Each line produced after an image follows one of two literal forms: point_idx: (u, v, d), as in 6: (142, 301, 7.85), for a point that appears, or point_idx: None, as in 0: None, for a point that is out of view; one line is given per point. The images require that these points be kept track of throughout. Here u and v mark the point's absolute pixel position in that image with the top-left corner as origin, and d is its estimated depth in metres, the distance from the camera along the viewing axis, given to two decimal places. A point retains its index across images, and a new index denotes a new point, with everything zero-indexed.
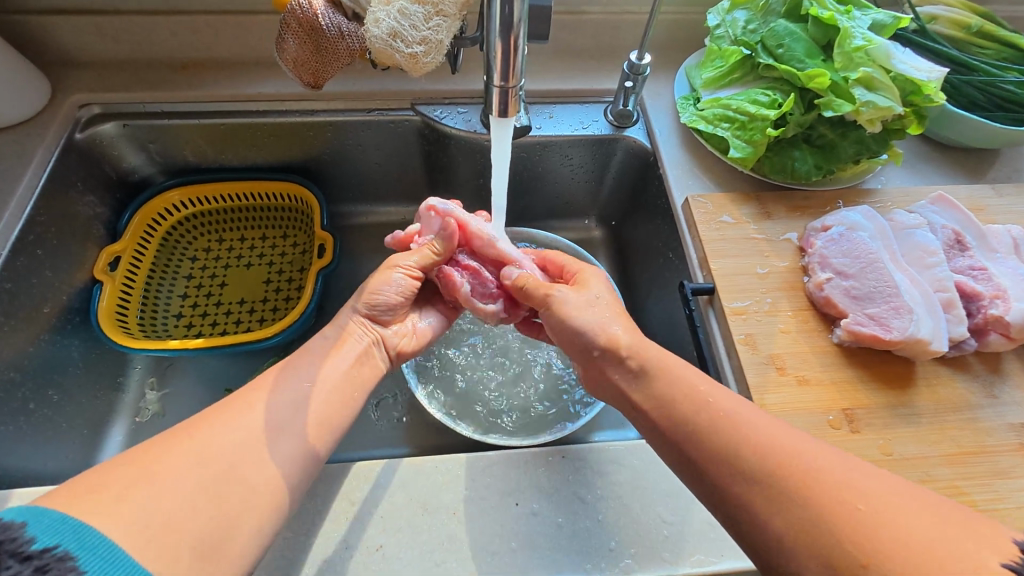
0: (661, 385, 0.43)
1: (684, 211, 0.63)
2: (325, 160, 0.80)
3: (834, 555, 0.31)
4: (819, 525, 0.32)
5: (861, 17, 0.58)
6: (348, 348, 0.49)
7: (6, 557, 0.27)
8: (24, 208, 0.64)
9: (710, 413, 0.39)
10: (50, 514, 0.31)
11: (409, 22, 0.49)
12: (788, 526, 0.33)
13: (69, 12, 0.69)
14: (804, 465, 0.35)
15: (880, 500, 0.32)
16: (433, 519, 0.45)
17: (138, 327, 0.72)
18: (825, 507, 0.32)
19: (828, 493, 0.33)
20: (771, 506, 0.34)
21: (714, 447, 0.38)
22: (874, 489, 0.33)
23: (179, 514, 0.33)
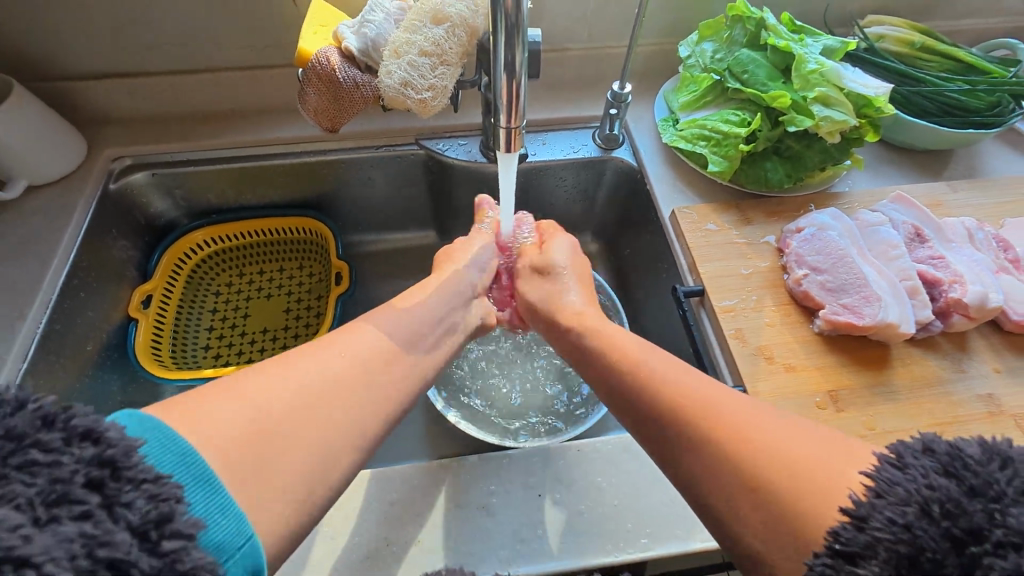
0: (605, 354, 0.50)
1: (672, 222, 0.70)
2: (336, 194, 0.86)
3: (730, 485, 0.37)
4: (723, 460, 0.37)
5: (814, 44, 0.65)
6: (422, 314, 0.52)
7: (126, 482, 0.28)
8: (68, 255, 0.70)
9: (642, 373, 0.45)
10: (162, 430, 0.32)
11: (418, 73, 0.56)
12: (700, 464, 0.39)
13: (101, 76, 0.76)
14: (714, 407, 0.40)
15: (775, 434, 0.37)
16: (467, 513, 0.50)
17: (170, 359, 0.77)
18: (725, 445, 0.38)
19: (730, 431, 0.38)
20: (686, 450, 0.40)
21: (642, 403, 0.44)
22: (778, 433, 0.37)
23: (270, 442, 0.36)
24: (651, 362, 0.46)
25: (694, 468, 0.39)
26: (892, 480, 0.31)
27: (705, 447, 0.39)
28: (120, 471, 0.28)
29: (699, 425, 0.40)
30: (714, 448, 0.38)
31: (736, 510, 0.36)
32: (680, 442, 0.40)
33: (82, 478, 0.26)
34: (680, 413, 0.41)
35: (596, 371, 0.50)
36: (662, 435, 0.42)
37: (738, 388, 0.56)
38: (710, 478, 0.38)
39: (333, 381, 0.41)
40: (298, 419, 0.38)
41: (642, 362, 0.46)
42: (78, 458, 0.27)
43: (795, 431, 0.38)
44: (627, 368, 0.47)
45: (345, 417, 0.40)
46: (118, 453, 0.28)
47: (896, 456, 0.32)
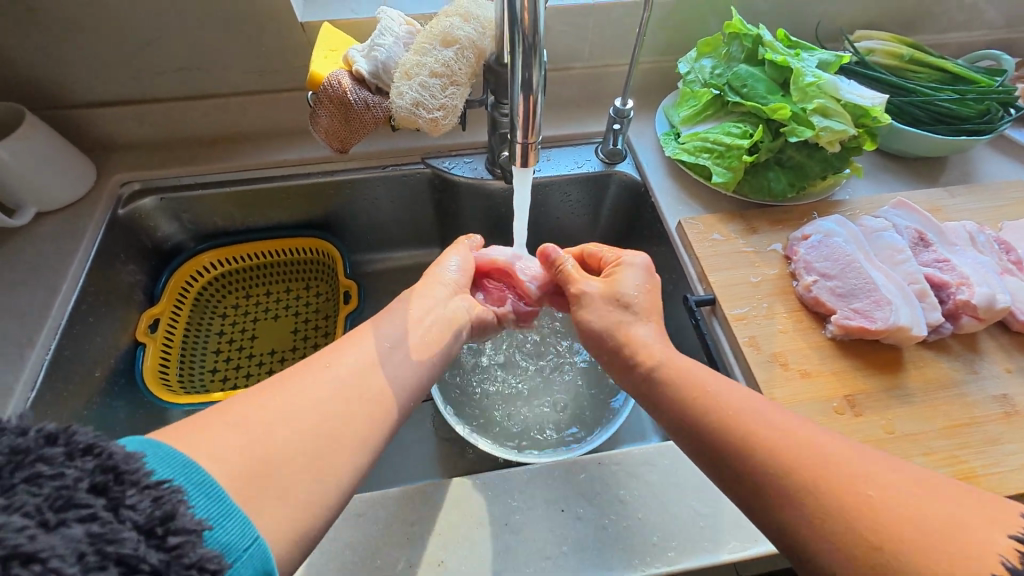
0: (682, 391, 0.46)
1: (679, 233, 0.71)
2: (343, 213, 0.87)
3: (846, 544, 0.33)
4: (835, 516, 0.33)
5: (810, 58, 0.67)
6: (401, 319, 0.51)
7: (129, 485, 0.27)
8: (77, 280, 0.70)
9: (725, 412, 0.42)
10: (164, 448, 0.32)
11: (429, 93, 0.58)
12: (804, 518, 0.35)
13: (111, 103, 0.77)
14: (815, 454, 0.36)
15: (900, 490, 0.33)
16: (490, 531, 0.49)
17: (177, 383, 0.76)
18: (840, 501, 0.34)
19: (843, 483, 0.34)
20: (786, 503, 0.36)
21: (727, 448, 0.40)
22: (901, 490, 0.33)
23: (275, 462, 0.35)
24: (749, 406, 0.42)
25: (796, 521, 0.35)
26: None
27: (815, 505, 0.35)
28: (121, 476, 0.27)
29: (809, 477, 0.36)
30: (821, 500, 0.34)
31: (850, 570, 0.32)
32: (779, 493, 0.36)
33: (87, 484, 0.26)
34: (777, 460, 0.37)
35: (668, 407, 0.47)
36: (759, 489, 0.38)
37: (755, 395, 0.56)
38: (816, 534, 0.34)
39: (339, 396, 0.41)
40: (303, 437, 0.37)
41: (736, 406, 0.42)
42: (80, 468, 0.26)
43: (922, 485, 0.34)
44: (723, 412, 0.42)
45: (351, 430, 0.40)
46: (120, 460, 0.27)
47: None
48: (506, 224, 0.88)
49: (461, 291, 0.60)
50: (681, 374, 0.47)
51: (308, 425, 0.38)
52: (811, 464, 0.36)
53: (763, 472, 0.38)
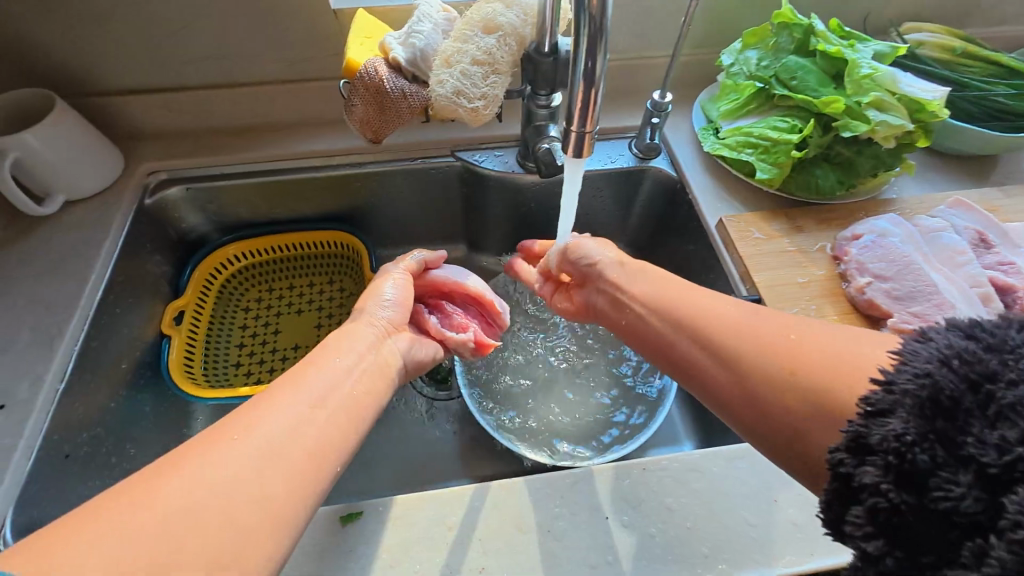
0: (633, 289, 0.52)
1: (719, 231, 0.68)
2: (370, 206, 0.85)
3: (767, 374, 0.38)
4: (758, 356, 0.39)
5: (865, 49, 0.65)
6: (358, 345, 0.50)
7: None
8: (105, 270, 0.68)
9: (665, 299, 0.48)
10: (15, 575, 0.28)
11: (470, 81, 0.56)
12: (734, 366, 0.40)
13: (139, 91, 0.76)
14: (738, 315, 0.42)
15: (802, 329, 0.39)
16: (531, 538, 0.47)
17: (201, 377, 0.75)
18: (760, 346, 0.39)
19: (761, 334, 0.40)
20: (717, 357, 0.41)
21: (665, 325, 0.47)
22: (805, 327, 0.39)
23: (194, 546, 0.31)
24: (684, 292, 0.48)
25: (728, 372, 0.40)
26: (917, 349, 0.31)
27: (740, 353, 0.40)
28: None
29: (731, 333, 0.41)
30: (745, 347, 0.40)
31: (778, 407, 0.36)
32: (711, 352, 0.42)
33: None
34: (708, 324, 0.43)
35: (620, 304, 0.53)
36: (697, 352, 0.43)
37: None
38: (745, 378, 0.39)
39: (255, 454, 0.36)
40: (219, 518, 0.33)
41: (674, 296, 0.48)
42: None
43: (824, 326, 0.39)
44: (659, 296, 0.49)
45: (288, 482, 0.36)
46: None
47: (920, 332, 0.32)
48: (534, 221, 0.85)
49: (392, 331, 0.55)
50: (635, 277, 0.54)
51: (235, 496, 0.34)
52: (734, 322, 0.42)
53: (696, 337, 0.43)
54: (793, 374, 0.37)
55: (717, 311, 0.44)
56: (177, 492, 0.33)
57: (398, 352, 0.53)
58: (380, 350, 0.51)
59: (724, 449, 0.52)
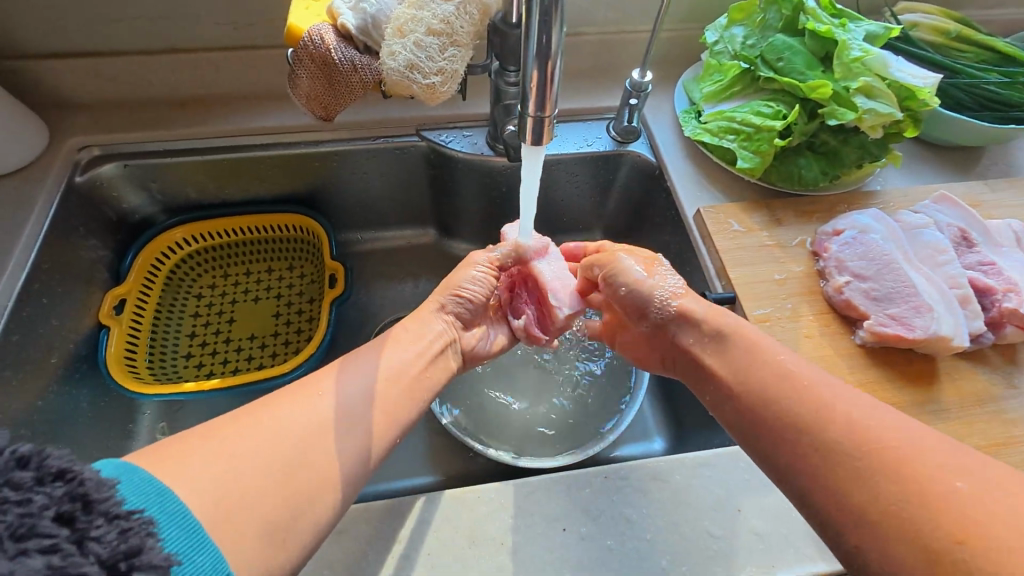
0: (751, 357, 0.43)
1: (696, 222, 0.65)
2: (330, 188, 0.79)
3: (927, 534, 0.30)
4: (916, 504, 0.31)
5: (856, 29, 0.60)
6: (420, 333, 0.49)
7: (98, 516, 0.26)
8: (28, 256, 0.62)
9: (793, 383, 0.39)
10: (141, 473, 0.31)
11: (426, 54, 0.50)
12: (878, 502, 0.32)
13: (63, 54, 0.68)
14: (899, 440, 0.34)
15: (989, 488, 0.30)
16: (484, 551, 0.45)
17: (146, 371, 0.70)
18: (923, 490, 0.31)
19: (932, 478, 0.31)
20: (858, 483, 0.33)
21: (789, 413, 0.38)
22: (993, 484, 0.31)
23: (259, 493, 0.33)
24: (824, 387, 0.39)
25: (864, 504, 0.32)
26: None
27: (883, 481, 0.32)
28: (91, 505, 0.27)
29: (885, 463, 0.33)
30: (904, 488, 0.31)
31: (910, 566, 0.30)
32: (850, 472, 0.33)
33: (54, 513, 0.25)
34: (857, 439, 0.34)
35: (730, 371, 0.44)
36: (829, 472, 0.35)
37: None
38: (883, 523, 0.31)
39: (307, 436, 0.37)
40: (277, 476, 0.34)
41: (811, 383, 0.39)
42: (49, 494, 0.26)
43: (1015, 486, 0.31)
44: (786, 385, 0.40)
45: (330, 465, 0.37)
46: (90, 488, 0.27)
47: None
48: (506, 206, 0.81)
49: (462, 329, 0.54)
50: (753, 342, 0.45)
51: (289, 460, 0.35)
52: (902, 449, 0.33)
53: (836, 448, 0.35)
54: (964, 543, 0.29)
55: (872, 425, 0.35)
56: (248, 442, 0.35)
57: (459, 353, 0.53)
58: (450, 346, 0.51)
59: (689, 456, 0.50)
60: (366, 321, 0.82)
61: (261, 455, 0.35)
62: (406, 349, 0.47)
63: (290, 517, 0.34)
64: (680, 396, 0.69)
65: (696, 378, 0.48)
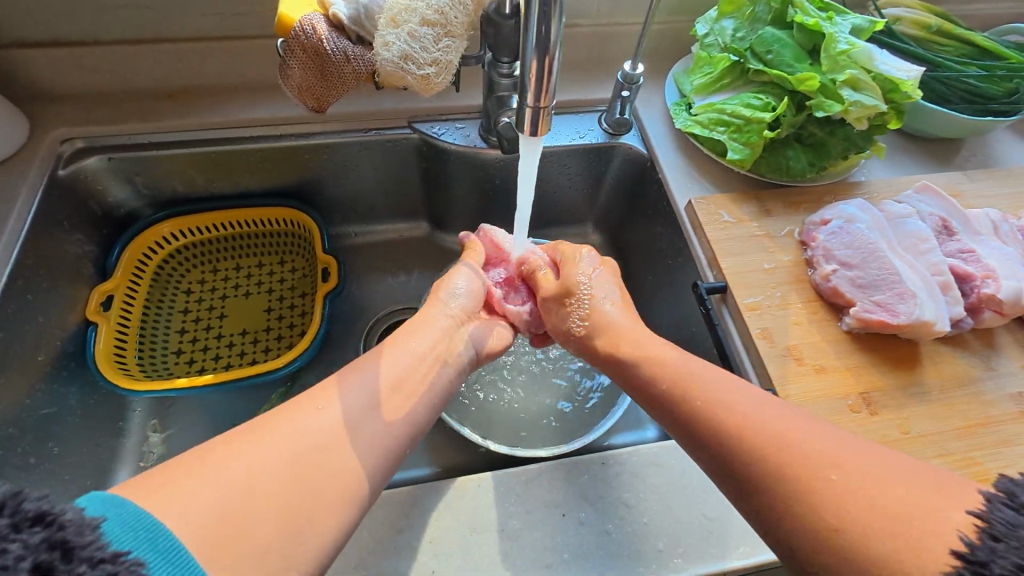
0: (646, 366, 0.46)
1: (688, 213, 0.66)
2: (321, 182, 0.78)
3: (810, 523, 0.32)
4: (794, 496, 0.33)
5: (842, 23, 0.61)
6: (429, 334, 0.49)
7: (81, 562, 0.24)
8: (11, 252, 0.61)
9: (686, 392, 0.42)
10: (128, 506, 0.28)
11: (420, 44, 0.50)
12: (768, 500, 0.34)
13: (43, 43, 0.66)
14: (777, 433, 0.36)
15: (855, 469, 0.33)
16: (485, 538, 0.45)
17: (136, 367, 0.69)
18: (797, 482, 0.33)
19: (803, 466, 0.34)
20: (748, 485, 0.35)
21: (684, 423, 0.41)
22: (857, 462, 0.33)
23: (253, 516, 0.31)
24: (719, 392, 0.40)
25: (761, 503, 0.35)
26: (1010, 521, 0.27)
27: (778, 481, 0.34)
28: (71, 552, 0.24)
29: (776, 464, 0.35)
30: (781, 482, 0.34)
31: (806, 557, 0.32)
32: (744, 475, 0.36)
33: (31, 563, 0.23)
34: (739, 442, 0.37)
35: (631, 381, 0.47)
36: (733, 481, 0.37)
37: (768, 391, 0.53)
38: (778, 521, 0.34)
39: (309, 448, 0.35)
40: (273, 497, 0.32)
41: (698, 388, 0.41)
42: (25, 542, 0.23)
43: (878, 461, 0.33)
44: (684, 395, 0.42)
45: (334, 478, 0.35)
46: (70, 533, 0.25)
47: (1009, 494, 0.28)
48: (500, 199, 0.81)
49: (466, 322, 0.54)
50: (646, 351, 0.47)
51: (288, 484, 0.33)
52: (780, 444, 0.35)
53: (724, 452, 0.37)
54: (849, 532, 0.30)
55: (763, 425, 0.37)
56: (246, 467, 0.33)
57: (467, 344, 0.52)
58: (450, 342, 0.50)
59: None
60: (359, 315, 0.82)
61: (259, 480, 0.33)
62: (413, 351, 0.47)
63: (290, 544, 0.32)
64: None
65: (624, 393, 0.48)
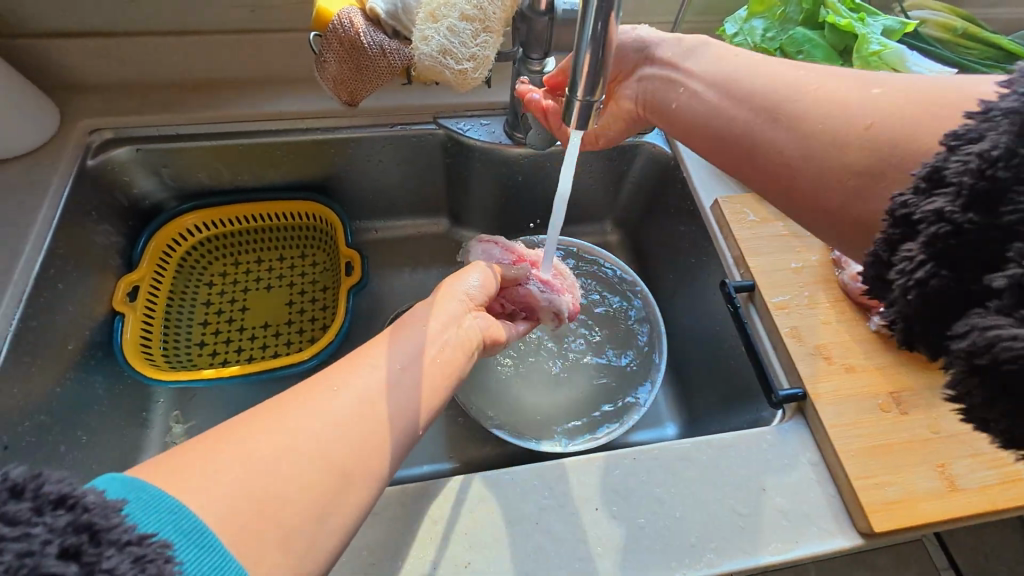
0: (705, 64, 0.50)
1: (714, 213, 0.66)
2: (344, 175, 0.79)
3: (835, 149, 0.38)
4: (830, 160, 0.38)
5: (874, 24, 0.62)
6: (442, 314, 0.45)
7: (108, 546, 0.23)
8: (43, 240, 0.61)
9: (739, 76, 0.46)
10: (150, 489, 0.28)
11: (459, 39, 0.50)
12: (808, 149, 0.40)
13: (75, 34, 0.66)
14: (818, 103, 0.40)
15: (883, 104, 0.37)
16: (519, 531, 0.46)
17: (161, 357, 0.69)
18: (831, 149, 0.39)
19: (842, 131, 0.38)
20: (793, 154, 0.41)
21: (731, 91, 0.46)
22: (896, 95, 0.37)
23: (279, 496, 0.30)
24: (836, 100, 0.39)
25: (799, 184, 0.41)
26: (946, 160, 0.26)
27: (865, 172, 0.37)
28: (98, 536, 0.23)
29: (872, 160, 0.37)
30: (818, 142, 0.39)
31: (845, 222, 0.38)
32: (788, 122, 0.41)
33: (57, 548, 0.22)
34: (783, 112, 0.42)
35: (682, 74, 0.51)
36: (774, 142, 0.42)
37: (798, 389, 0.53)
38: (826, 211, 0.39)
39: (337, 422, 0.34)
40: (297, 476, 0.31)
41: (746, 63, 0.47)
42: (49, 525, 0.22)
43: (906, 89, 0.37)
44: (737, 75, 0.46)
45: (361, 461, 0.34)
46: (96, 516, 0.24)
47: (981, 113, 0.26)
48: (522, 196, 0.81)
49: (474, 309, 0.49)
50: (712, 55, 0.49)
51: (318, 461, 0.32)
52: (821, 113, 0.40)
53: (771, 120, 0.43)
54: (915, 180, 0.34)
55: (858, 114, 0.38)
56: (268, 448, 0.31)
57: (478, 330, 0.48)
58: (462, 328, 0.46)
59: (715, 438, 0.51)
60: (381, 309, 0.82)
61: (285, 460, 0.31)
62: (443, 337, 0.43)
63: (328, 521, 0.31)
64: (694, 383, 0.71)
65: (680, 126, 0.52)
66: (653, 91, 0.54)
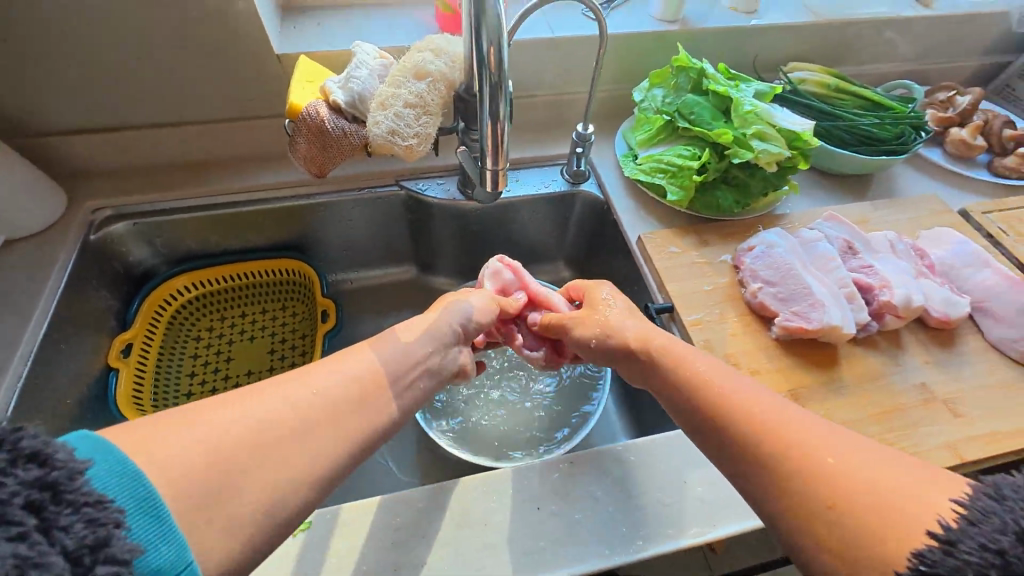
0: (678, 372, 0.50)
1: (639, 247, 0.76)
2: (319, 234, 0.89)
3: (803, 500, 0.37)
4: (796, 479, 0.38)
5: (747, 89, 0.76)
6: (421, 339, 0.53)
7: (66, 505, 0.28)
8: (49, 307, 0.69)
9: (717, 396, 0.46)
10: (116, 453, 0.32)
11: (404, 122, 0.62)
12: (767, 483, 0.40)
13: (83, 131, 0.78)
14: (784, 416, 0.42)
15: (850, 458, 0.38)
16: (472, 532, 0.52)
17: (151, 407, 0.75)
18: (793, 461, 0.39)
19: (806, 457, 0.39)
20: (755, 469, 0.41)
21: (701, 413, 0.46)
22: (859, 458, 0.38)
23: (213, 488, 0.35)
24: (726, 380, 0.47)
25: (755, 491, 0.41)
26: (986, 509, 0.31)
27: (829, 492, 0.36)
28: (62, 495, 0.28)
29: (762, 432, 0.41)
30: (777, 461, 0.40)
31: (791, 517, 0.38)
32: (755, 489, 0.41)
33: (23, 500, 0.27)
34: (746, 441, 0.42)
35: (657, 384, 0.52)
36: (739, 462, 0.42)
37: None
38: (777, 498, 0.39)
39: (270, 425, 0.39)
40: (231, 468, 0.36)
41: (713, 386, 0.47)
42: (21, 478, 0.27)
43: (883, 462, 0.37)
44: (709, 396, 0.46)
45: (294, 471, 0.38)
46: (63, 477, 0.29)
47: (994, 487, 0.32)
48: (479, 242, 0.92)
49: (462, 339, 0.59)
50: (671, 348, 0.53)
51: (255, 455, 0.37)
52: (791, 433, 0.40)
53: (742, 455, 0.42)
54: (839, 494, 0.36)
55: (823, 450, 0.39)
56: (200, 441, 0.36)
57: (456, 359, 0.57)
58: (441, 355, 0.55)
59: (642, 440, 0.59)
60: None
61: (229, 449, 0.36)
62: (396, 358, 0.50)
63: (263, 504, 0.36)
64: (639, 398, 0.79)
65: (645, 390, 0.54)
66: (619, 357, 0.57)
